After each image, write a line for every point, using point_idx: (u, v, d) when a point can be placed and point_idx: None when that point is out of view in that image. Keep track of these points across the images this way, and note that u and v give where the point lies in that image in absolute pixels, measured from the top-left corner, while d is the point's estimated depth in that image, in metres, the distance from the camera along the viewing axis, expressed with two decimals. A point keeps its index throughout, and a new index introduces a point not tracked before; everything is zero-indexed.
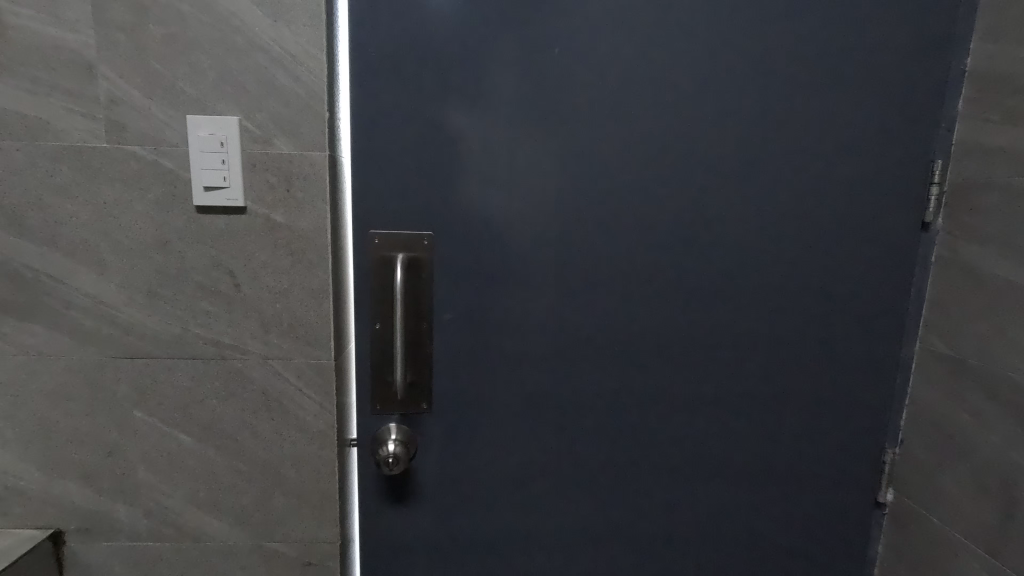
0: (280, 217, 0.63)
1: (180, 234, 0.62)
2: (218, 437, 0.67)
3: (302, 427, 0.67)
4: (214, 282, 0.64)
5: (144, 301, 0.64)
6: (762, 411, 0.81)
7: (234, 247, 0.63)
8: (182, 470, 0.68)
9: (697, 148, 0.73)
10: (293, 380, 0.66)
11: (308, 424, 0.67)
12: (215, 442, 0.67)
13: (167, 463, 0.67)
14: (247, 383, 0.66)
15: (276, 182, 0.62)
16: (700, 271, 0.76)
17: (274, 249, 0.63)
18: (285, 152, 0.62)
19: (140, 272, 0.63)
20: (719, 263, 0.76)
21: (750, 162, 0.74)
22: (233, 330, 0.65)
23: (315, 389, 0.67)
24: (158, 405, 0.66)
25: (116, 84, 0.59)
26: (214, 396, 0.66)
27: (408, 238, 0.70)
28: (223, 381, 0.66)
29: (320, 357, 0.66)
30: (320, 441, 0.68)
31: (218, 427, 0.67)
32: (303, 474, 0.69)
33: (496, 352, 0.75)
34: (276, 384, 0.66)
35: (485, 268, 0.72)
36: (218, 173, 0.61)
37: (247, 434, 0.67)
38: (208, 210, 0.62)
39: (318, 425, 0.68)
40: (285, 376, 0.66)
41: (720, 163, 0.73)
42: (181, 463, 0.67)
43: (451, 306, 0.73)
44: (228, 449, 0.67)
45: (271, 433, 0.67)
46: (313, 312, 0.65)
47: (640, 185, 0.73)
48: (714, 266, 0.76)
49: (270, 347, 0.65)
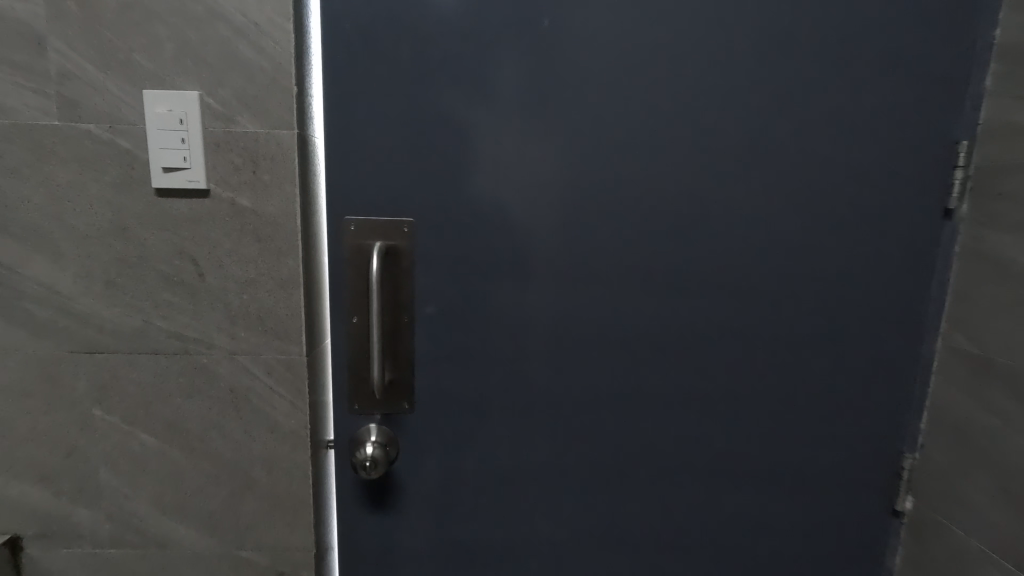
0: (246, 201, 0.58)
1: (139, 219, 0.58)
2: (183, 437, 0.63)
3: (272, 427, 0.63)
4: (177, 271, 0.59)
5: (102, 291, 0.59)
6: (769, 412, 0.75)
7: (197, 233, 0.59)
8: (145, 472, 0.63)
9: (700, 128, 0.67)
10: (262, 377, 0.62)
11: (279, 424, 0.63)
12: (181, 442, 0.63)
13: (129, 464, 0.63)
14: (213, 380, 0.62)
15: (240, 164, 0.57)
16: (703, 258, 0.70)
17: (239, 235, 0.59)
18: (250, 130, 0.57)
19: (98, 260, 0.59)
20: (722, 253, 0.70)
21: (757, 140, 0.68)
22: (197, 323, 0.60)
23: (286, 386, 0.62)
24: (120, 403, 0.62)
25: (67, 57, 0.55)
26: (177, 394, 0.62)
27: (386, 225, 0.66)
28: (187, 378, 0.62)
29: (291, 353, 0.61)
30: (292, 442, 0.63)
31: (183, 426, 0.63)
32: (274, 477, 0.64)
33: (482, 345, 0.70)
34: (243, 381, 0.62)
35: (469, 254, 0.67)
36: (178, 153, 0.57)
37: (215, 434, 0.63)
38: (168, 193, 0.58)
39: (290, 425, 0.63)
40: (253, 372, 0.62)
41: (727, 143, 0.68)
42: (144, 464, 0.63)
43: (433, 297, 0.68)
44: (194, 450, 0.63)
45: (239, 434, 0.63)
46: (282, 303, 0.60)
47: (637, 168, 0.67)
48: (717, 255, 0.70)
49: (237, 341, 0.61)
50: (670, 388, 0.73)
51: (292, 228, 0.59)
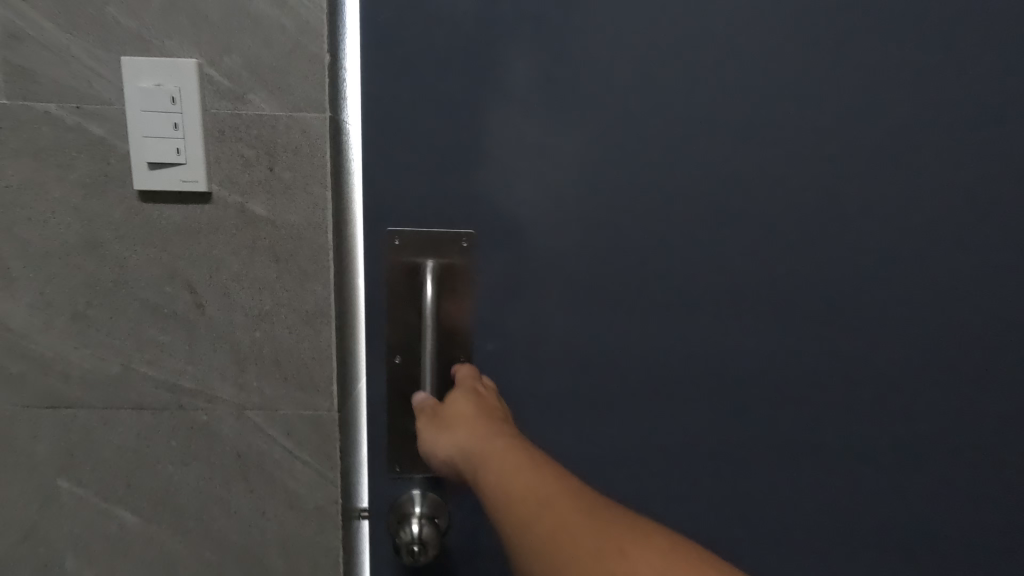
0: (261, 208, 0.43)
1: (118, 231, 0.43)
2: (175, 515, 0.48)
3: (291, 503, 0.48)
4: (169, 300, 0.45)
5: (69, 326, 0.45)
6: (946, 491, 0.55)
7: (196, 250, 0.44)
8: (125, 560, 0.49)
9: (864, 103, 0.48)
10: (280, 439, 0.47)
11: (301, 498, 0.48)
12: (173, 522, 0.48)
13: (104, 549, 0.48)
14: (215, 442, 0.47)
15: (253, 158, 0.43)
16: (870, 286, 0.51)
17: (251, 254, 0.44)
18: (266, 113, 0.42)
19: (63, 286, 0.44)
20: (891, 274, 0.51)
21: (949, 120, 0.49)
22: (194, 368, 0.46)
23: (312, 450, 0.47)
24: (93, 472, 0.47)
25: (18, 13, 0.40)
26: (168, 459, 0.47)
27: (439, 238, 0.49)
28: (181, 440, 0.47)
29: (319, 407, 0.47)
30: (318, 521, 0.49)
31: (176, 501, 0.48)
32: (294, 565, 0.49)
33: (563, 399, 0.52)
34: (256, 443, 0.47)
35: (548, 278, 0.50)
36: (168, 143, 0.42)
37: (217, 511, 0.48)
38: (156, 197, 0.43)
39: (315, 500, 0.48)
40: (270, 432, 0.47)
41: (901, 122, 0.49)
42: (124, 549, 0.48)
43: (499, 333, 0.51)
44: (190, 531, 0.48)
45: (248, 512, 0.48)
46: (307, 344, 0.45)
47: (777, 160, 0.49)
48: (883, 277, 0.51)
49: (247, 392, 0.46)
50: (819, 459, 0.54)
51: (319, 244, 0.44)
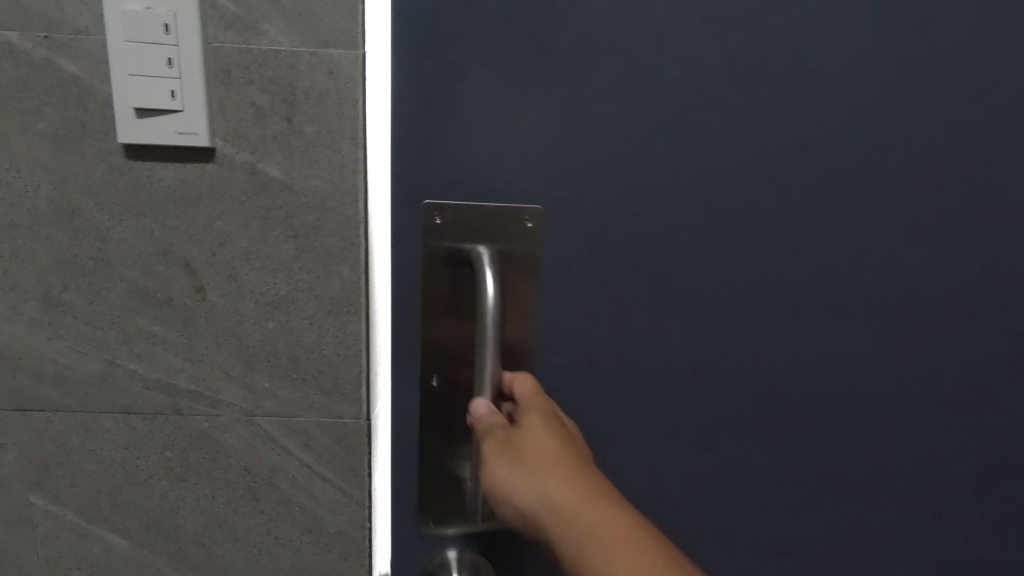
0: (276, 169, 0.35)
1: (101, 196, 0.35)
2: (171, 541, 0.40)
3: (310, 528, 0.40)
4: (162, 283, 0.36)
5: (41, 314, 0.37)
6: None
7: (196, 220, 0.35)
8: None
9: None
10: (296, 452, 0.39)
11: (320, 523, 0.40)
12: (168, 548, 0.40)
13: None
14: (218, 455, 0.39)
15: (268, 106, 0.34)
16: None
17: (264, 226, 0.36)
18: (286, 49, 0.33)
19: (33, 264, 0.36)
20: None
21: None
22: (194, 366, 0.37)
23: (335, 467, 0.39)
24: (73, 490, 0.39)
25: None
26: (162, 475, 0.39)
27: (492, 218, 0.39)
28: (177, 453, 0.39)
29: (344, 415, 0.38)
30: (341, 551, 0.40)
31: (171, 524, 0.40)
32: None
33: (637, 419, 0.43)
34: (267, 457, 0.39)
35: (632, 270, 0.40)
36: (159, 85, 0.33)
37: (221, 537, 0.40)
38: (146, 154, 0.34)
39: (338, 525, 0.40)
40: (284, 444, 0.39)
41: None
42: None
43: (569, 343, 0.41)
44: (189, 558, 0.40)
45: (258, 537, 0.40)
46: (333, 337, 0.37)
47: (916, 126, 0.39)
48: None
49: (257, 396, 0.38)
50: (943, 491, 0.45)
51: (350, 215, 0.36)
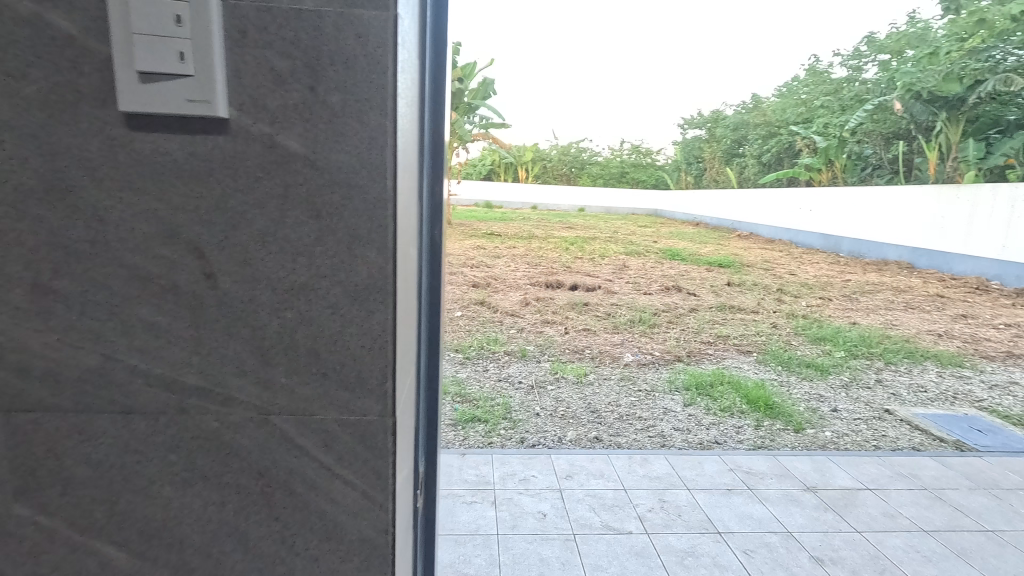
0: (297, 146, 0.45)
1: (141, 168, 0.44)
2: (204, 476, 0.48)
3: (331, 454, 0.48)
4: (200, 249, 0.45)
5: (87, 277, 0.45)
6: None
7: (232, 196, 0.45)
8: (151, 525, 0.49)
9: None
10: (320, 390, 0.48)
11: (341, 449, 0.48)
12: (201, 482, 0.48)
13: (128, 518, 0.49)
14: (247, 400, 0.47)
15: (289, 93, 0.44)
16: None
17: (287, 204, 0.45)
18: (294, 42, 0.44)
19: (79, 229, 0.45)
20: None
21: None
22: (225, 316, 0.46)
23: (351, 403, 0.48)
24: (109, 437, 0.47)
25: None
26: (195, 419, 0.47)
27: None
28: (211, 399, 0.47)
29: (358, 358, 0.47)
30: (358, 475, 0.49)
31: (206, 460, 0.48)
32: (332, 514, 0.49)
33: None
34: (294, 396, 0.48)
35: None
36: (184, 67, 0.43)
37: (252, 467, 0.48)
38: (170, 124, 0.44)
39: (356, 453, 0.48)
40: (308, 384, 0.47)
41: None
42: (150, 515, 0.49)
43: None
44: (220, 489, 0.49)
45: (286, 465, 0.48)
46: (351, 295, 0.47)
47: None
48: None
49: (282, 346, 0.47)
50: None
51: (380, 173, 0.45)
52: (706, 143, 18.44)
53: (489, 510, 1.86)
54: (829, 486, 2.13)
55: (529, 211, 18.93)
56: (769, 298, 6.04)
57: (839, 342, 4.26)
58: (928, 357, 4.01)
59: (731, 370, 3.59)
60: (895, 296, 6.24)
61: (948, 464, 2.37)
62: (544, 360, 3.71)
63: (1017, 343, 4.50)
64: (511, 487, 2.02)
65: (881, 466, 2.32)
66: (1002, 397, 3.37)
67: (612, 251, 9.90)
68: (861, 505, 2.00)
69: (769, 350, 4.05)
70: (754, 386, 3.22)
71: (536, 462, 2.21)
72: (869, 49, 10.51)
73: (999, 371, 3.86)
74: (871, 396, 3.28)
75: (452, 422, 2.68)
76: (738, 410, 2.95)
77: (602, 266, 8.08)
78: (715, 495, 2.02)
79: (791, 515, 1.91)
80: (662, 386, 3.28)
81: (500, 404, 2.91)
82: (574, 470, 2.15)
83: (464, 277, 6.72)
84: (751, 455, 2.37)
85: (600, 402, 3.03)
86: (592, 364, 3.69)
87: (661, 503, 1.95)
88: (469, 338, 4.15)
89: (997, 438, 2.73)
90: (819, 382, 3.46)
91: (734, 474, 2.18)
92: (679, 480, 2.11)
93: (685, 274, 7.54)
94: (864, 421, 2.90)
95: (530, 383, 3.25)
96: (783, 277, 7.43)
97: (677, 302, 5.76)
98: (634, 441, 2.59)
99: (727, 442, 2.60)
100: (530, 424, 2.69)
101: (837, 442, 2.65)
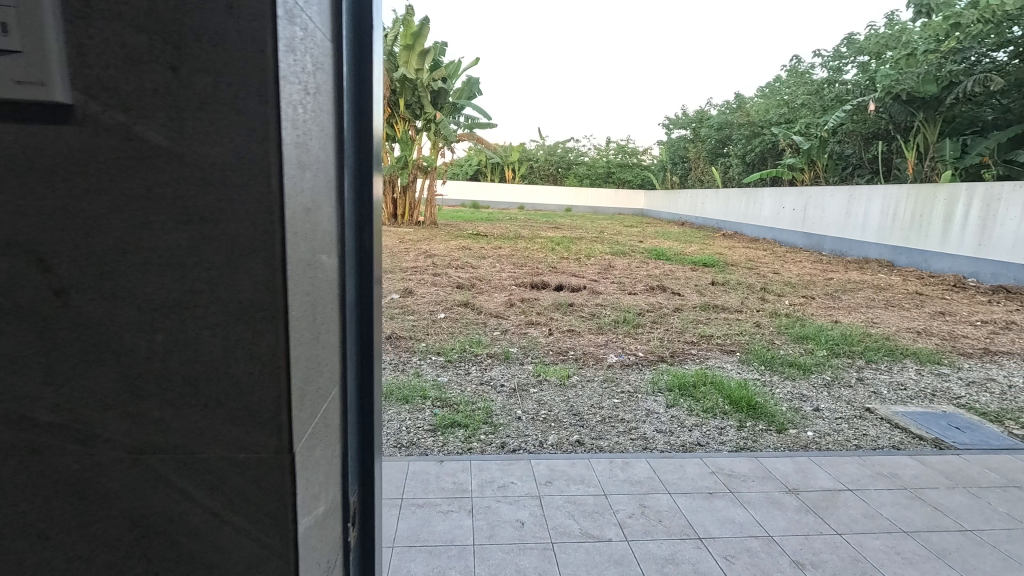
0: (158, 144, 0.48)
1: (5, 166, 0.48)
2: (80, 468, 0.51)
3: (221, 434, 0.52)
4: (62, 250, 0.48)
5: None
6: None
7: (96, 197, 0.48)
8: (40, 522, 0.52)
9: None
10: (198, 370, 0.51)
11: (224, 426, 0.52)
12: (76, 476, 0.51)
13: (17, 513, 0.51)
14: (116, 390, 0.50)
15: (146, 93, 0.47)
16: None
17: (150, 203, 0.48)
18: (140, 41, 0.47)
19: None
20: None
21: None
22: (90, 307, 0.49)
23: (227, 384, 0.51)
24: None
25: None
26: (72, 412, 0.50)
27: None
28: (77, 396, 0.50)
29: (228, 340, 0.51)
30: (241, 449, 0.52)
31: (82, 451, 0.51)
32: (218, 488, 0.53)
33: None
34: (174, 380, 0.51)
35: None
36: (28, 58, 0.47)
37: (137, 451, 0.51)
38: (26, 118, 0.47)
39: (247, 430, 0.52)
40: (185, 367, 0.51)
41: None
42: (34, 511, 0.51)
43: None
44: (96, 483, 0.51)
45: (168, 446, 0.52)
46: (222, 283, 0.50)
47: None
48: None
49: (157, 335, 0.50)
50: None
51: (264, 155, 0.49)
52: (691, 143, 18.57)
53: (465, 520, 1.81)
54: (809, 487, 2.12)
55: (516, 211, 18.90)
56: (753, 297, 6.07)
57: (821, 341, 4.28)
58: (907, 354, 4.04)
59: (714, 371, 3.58)
60: (875, 294, 6.32)
61: (927, 462, 2.37)
62: (527, 362, 3.67)
63: (993, 339, 4.57)
64: (489, 494, 1.97)
65: (861, 466, 2.31)
66: (979, 394, 3.40)
67: (598, 250, 9.90)
68: (842, 506, 1.99)
69: (752, 350, 4.05)
70: (737, 386, 3.21)
71: (515, 468, 2.17)
72: (849, 51, 10.66)
73: (976, 367, 3.90)
74: (852, 394, 3.29)
75: (431, 428, 2.62)
76: (720, 410, 2.93)
77: (588, 266, 8.06)
78: (695, 499, 1.99)
79: (771, 518, 1.89)
80: (644, 388, 3.25)
81: (480, 408, 2.85)
82: (553, 476, 2.11)
83: (448, 279, 6.65)
84: (732, 456, 2.35)
85: (582, 405, 2.98)
86: (576, 366, 3.65)
87: (641, 508, 1.92)
88: (452, 340, 4.08)
89: (974, 435, 2.75)
90: (801, 381, 3.46)
91: (715, 477, 2.16)
92: (659, 484, 2.08)
93: (670, 274, 7.56)
94: (845, 420, 2.89)
95: (512, 386, 3.20)
96: (766, 276, 7.47)
97: (661, 302, 5.76)
98: (616, 444, 2.55)
99: (709, 444, 2.58)
100: (511, 428, 2.65)
101: (819, 441, 2.64)
